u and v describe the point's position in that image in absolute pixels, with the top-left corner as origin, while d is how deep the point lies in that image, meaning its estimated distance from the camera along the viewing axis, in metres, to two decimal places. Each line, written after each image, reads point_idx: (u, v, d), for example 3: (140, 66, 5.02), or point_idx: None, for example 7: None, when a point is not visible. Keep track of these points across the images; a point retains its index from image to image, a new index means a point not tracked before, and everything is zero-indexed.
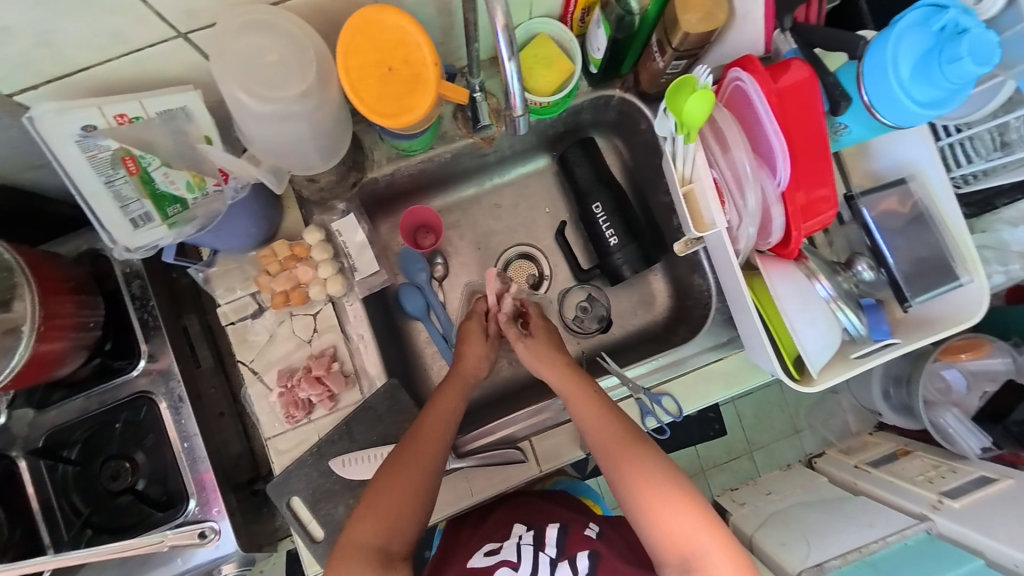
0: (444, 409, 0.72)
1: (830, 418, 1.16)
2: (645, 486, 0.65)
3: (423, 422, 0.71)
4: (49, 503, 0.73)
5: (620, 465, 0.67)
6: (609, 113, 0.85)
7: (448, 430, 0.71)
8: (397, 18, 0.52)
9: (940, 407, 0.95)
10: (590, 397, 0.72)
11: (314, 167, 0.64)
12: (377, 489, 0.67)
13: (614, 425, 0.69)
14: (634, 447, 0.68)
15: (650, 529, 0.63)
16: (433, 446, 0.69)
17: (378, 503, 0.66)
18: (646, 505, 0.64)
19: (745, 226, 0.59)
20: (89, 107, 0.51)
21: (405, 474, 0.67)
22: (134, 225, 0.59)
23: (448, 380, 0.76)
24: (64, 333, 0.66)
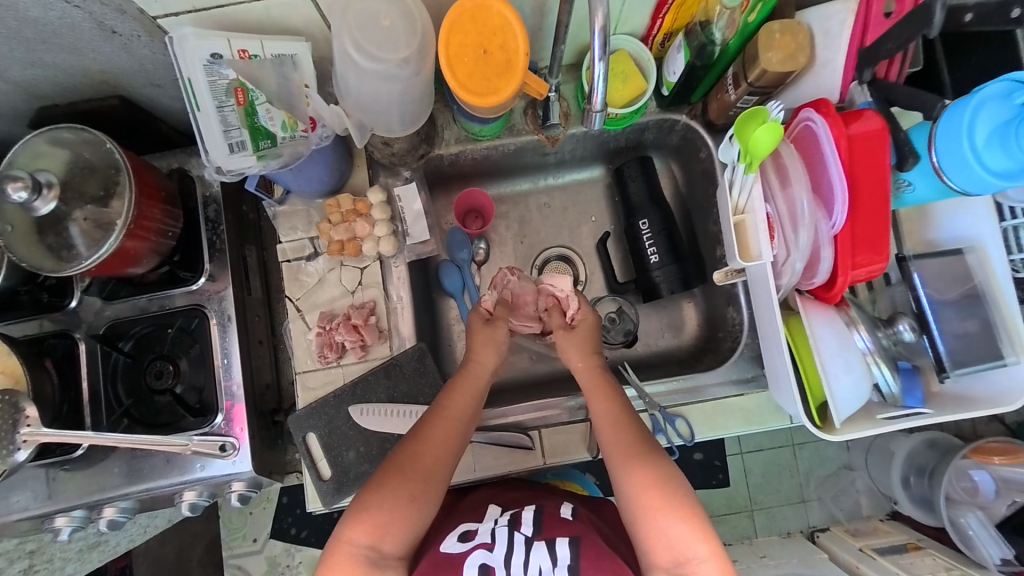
0: (457, 413, 0.72)
1: (841, 495, 1.12)
2: (646, 491, 0.65)
3: (433, 425, 0.70)
4: (97, 386, 0.80)
5: (623, 466, 0.67)
6: (672, 137, 0.88)
7: (460, 430, 0.71)
8: (501, 7, 0.56)
9: (963, 507, 0.91)
10: (608, 396, 0.73)
11: (394, 131, 0.69)
12: (380, 486, 0.66)
13: (624, 427, 0.70)
14: (641, 451, 0.68)
15: (647, 535, 0.63)
16: (445, 442, 0.70)
17: (379, 501, 0.65)
18: (645, 508, 0.64)
19: (792, 261, 0.60)
20: (221, 38, 0.59)
21: (411, 470, 0.67)
22: (230, 149, 0.65)
23: (459, 380, 0.75)
24: (148, 235, 0.74)
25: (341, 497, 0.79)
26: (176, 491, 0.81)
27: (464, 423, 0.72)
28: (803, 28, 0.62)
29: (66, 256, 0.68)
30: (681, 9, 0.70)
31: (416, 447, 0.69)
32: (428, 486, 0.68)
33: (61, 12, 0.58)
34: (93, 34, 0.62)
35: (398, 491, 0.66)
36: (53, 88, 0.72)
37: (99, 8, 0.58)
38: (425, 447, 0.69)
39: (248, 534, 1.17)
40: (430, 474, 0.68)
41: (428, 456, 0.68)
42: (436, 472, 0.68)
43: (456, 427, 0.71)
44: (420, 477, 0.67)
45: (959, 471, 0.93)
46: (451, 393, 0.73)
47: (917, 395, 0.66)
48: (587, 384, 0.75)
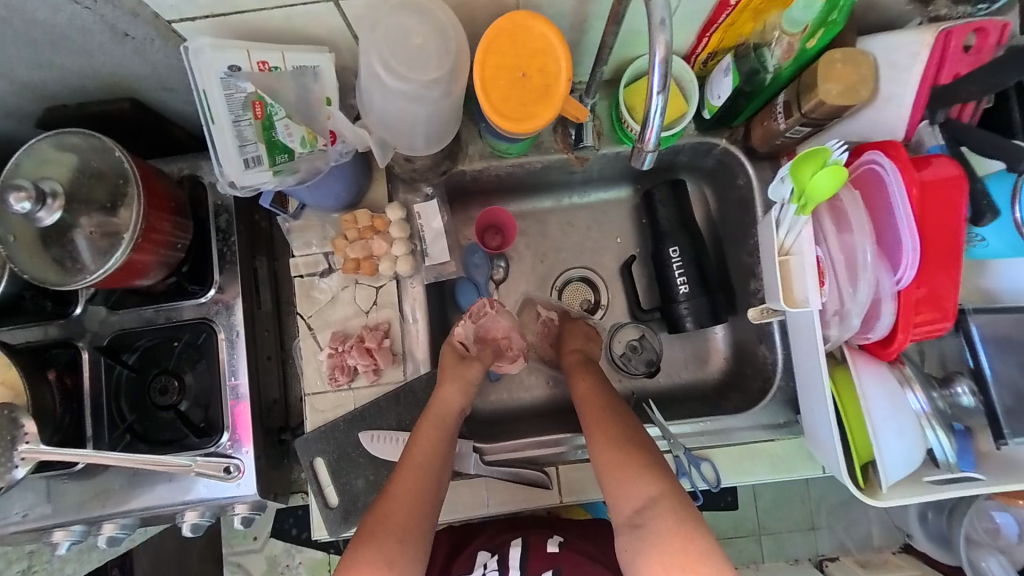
0: (424, 455, 0.69)
1: (854, 525, 1.07)
2: (651, 539, 0.60)
3: (401, 475, 0.67)
4: (100, 400, 0.77)
5: (625, 500, 0.63)
6: (708, 160, 0.83)
7: (429, 474, 0.68)
8: (544, 28, 0.52)
9: (984, 549, 0.82)
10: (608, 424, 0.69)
11: (417, 150, 0.64)
12: (356, 550, 0.63)
13: (626, 443, 0.67)
14: (635, 462, 0.64)
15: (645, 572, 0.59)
16: (416, 493, 0.67)
17: (358, 564, 0.61)
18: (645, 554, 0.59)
19: (847, 314, 0.55)
20: (240, 49, 0.55)
21: (385, 523, 0.64)
22: (245, 165, 0.61)
23: (425, 419, 0.72)
24: (156, 248, 0.71)
25: (349, 526, 0.76)
26: (178, 511, 0.78)
27: (434, 459, 0.69)
28: (868, 59, 0.57)
29: (70, 268, 0.65)
30: (731, 29, 0.64)
31: (388, 496, 0.66)
32: (407, 546, 0.64)
33: (70, 13, 0.54)
34: (104, 37, 0.58)
35: (377, 547, 0.62)
36: (62, 89, 0.69)
37: (110, 11, 0.54)
38: (396, 493, 0.66)
39: (250, 531, 1.14)
40: (406, 522, 0.65)
41: (401, 503, 0.66)
42: (412, 526, 0.65)
43: (422, 465, 0.68)
44: (395, 536, 0.64)
45: (980, 512, 0.85)
46: (417, 432, 0.70)
47: (970, 458, 0.61)
48: (590, 415, 0.71)
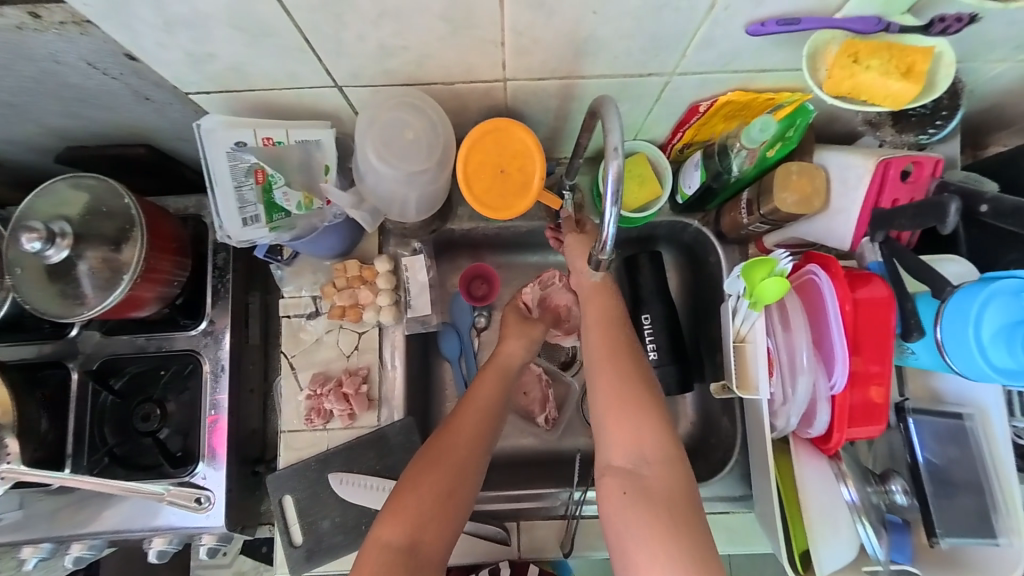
0: (488, 396, 0.74)
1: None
2: (610, 402, 0.64)
3: (463, 411, 0.72)
4: (84, 425, 0.80)
5: (598, 372, 0.66)
6: (685, 236, 0.88)
7: (489, 417, 0.72)
8: (524, 134, 0.57)
9: None
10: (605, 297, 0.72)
11: (408, 218, 0.68)
12: (413, 481, 0.64)
13: (617, 332, 0.69)
14: (620, 350, 0.67)
15: (609, 436, 0.63)
16: (477, 429, 0.70)
17: (415, 493, 0.63)
18: (608, 419, 0.63)
19: (787, 409, 0.59)
20: (249, 128, 0.61)
21: (444, 460, 0.66)
22: (244, 222, 0.67)
23: (489, 367, 0.79)
24: (155, 285, 0.75)
25: (312, 565, 0.78)
26: (146, 536, 0.80)
27: (492, 414, 0.72)
28: (821, 173, 0.63)
29: (72, 300, 0.69)
30: (703, 129, 0.71)
31: (448, 436, 0.68)
32: (465, 479, 0.66)
33: (99, 81, 0.61)
34: (127, 99, 0.65)
35: (433, 485, 0.64)
36: (83, 132, 0.75)
37: (136, 79, 0.61)
38: (456, 434, 0.69)
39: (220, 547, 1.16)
40: (462, 467, 0.66)
41: (460, 446, 0.68)
42: (471, 460, 0.67)
43: (480, 413, 0.72)
44: (455, 466, 0.66)
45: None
46: (476, 381, 0.75)
47: (907, 552, 0.64)
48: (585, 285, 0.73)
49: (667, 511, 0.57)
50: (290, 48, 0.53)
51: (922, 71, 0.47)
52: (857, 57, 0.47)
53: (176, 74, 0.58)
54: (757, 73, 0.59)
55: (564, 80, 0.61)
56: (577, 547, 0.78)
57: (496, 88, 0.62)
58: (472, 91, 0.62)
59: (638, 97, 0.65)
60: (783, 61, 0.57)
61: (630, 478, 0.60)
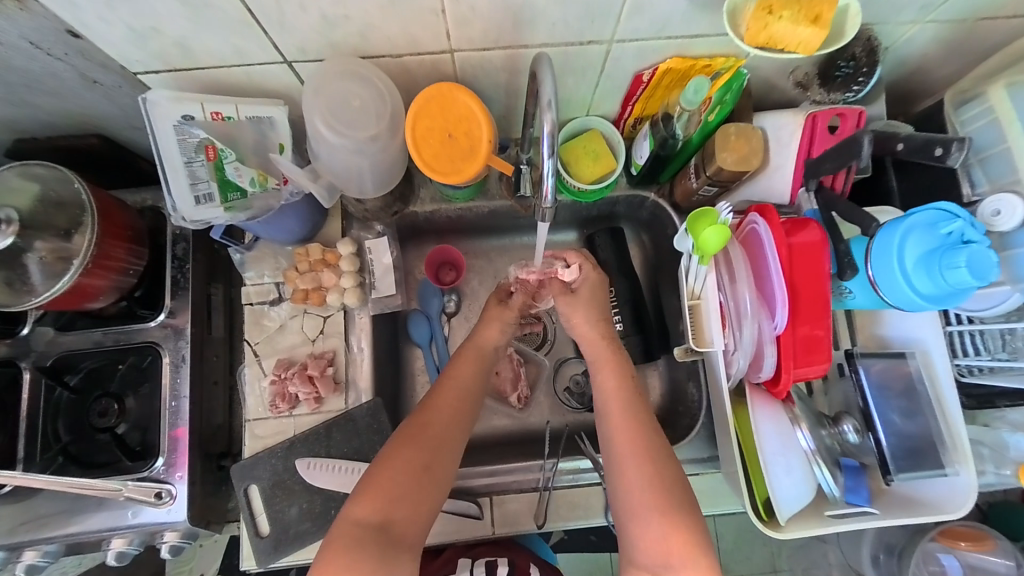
0: (462, 382, 0.71)
1: (813, 568, 1.05)
2: (640, 496, 0.62)
3: (438, 394, 0.70)
4: (37, 420, 0.77)
5: (624, 466, 0.64)
6: (643, 211, 0.91)
7: (466, 400, 0.70)
8: (467, 98, 0.59)
9: None
10: (620, 373, 0.71)
11: (365, 193, 0.70)
12: (388, 458, 0.63)
13: (638, 419, 0.67)
14: (648, 448, 0.64)
15: (638, 533, 0.61)
16: (453, 413, 0.68)
17: (391, 472, 0.62)
18: (634, 508, 0.62)
19: (737, 356, 0.61)
20: (196, 102, 0.62)
21: (420, 441, 0.65)
22: (196, 201, 0.67)
23: (465, 350, 0.75)
24: (108, 273, 0.74)
25: (278, 556, 0.73)
26: (105, 538, 0.75)
27: (472, 395, 0.71)
28: (757, 133, 0.66)
29: (19, 289, 0.68)
30: (650, 100, 0.74)
31: (424, 416, 0.67)
32: (442, 456, 0.65)
33: (44, 63, 0.62)
34: (74, 82, 0.66)
35: (408, 464, 0.63)
36: (32, 122, 0.74)
37: (82, 60, 0.62)
38: (433, 415, 0.67)
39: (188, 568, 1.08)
40: (442, 447, 0.65)
41: (438, 426, 0.66)
42: (448, 440, 0.66)
43: (461, 394, 0.70)
44: (432, 446, 0.65)
45: (927, 555, 0.82)
46: (455, 361, 0.72)
47: (864, 494, 0.64)
48: (602, 362, 0.72)
49: None
50: (233, 19, 0.54)
51: (828, 19, 0.50)
52: (770, 8, 0.50)
53: (121, 52, 0.59)
54: (690, 39, 0.63)
55: (507, 50, 0.63)
56: (551, 519, 0.76)
57: (443, 60, 0.64)
58: (420, 64, 0.64)
59: (582, 68, 0.68)
60: (711, 26, 0.60)
61: None
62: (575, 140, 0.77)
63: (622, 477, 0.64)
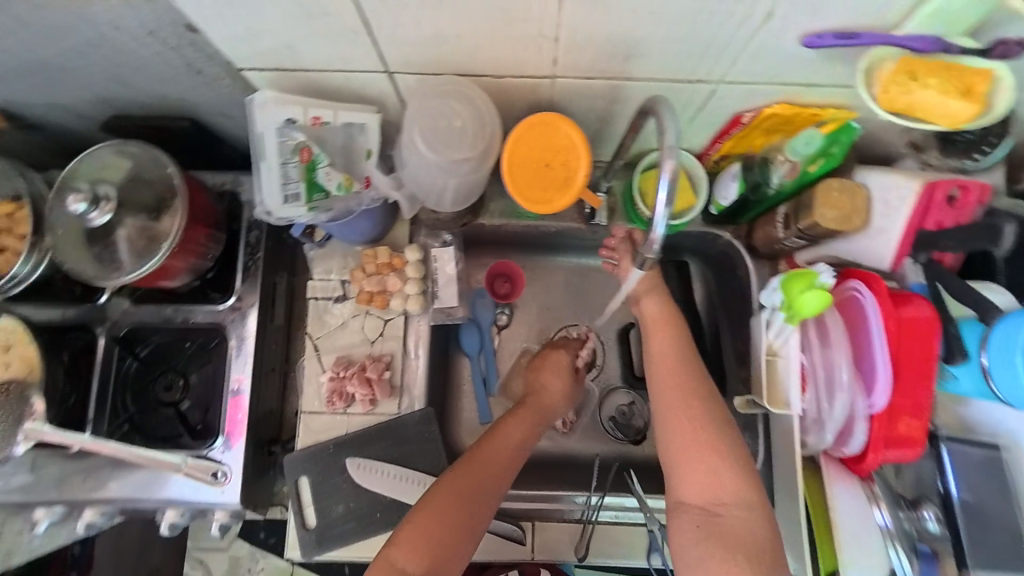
0: (516, 433, 0.73)
1: None
2: (686, 436, 0.62)
3: (491, 444, 0.70)
4: (107, 388, 0.80)
5: (674, 409, 0.64)
6: (712, 249, 0.88)
7: (514, 454, 0.71)
8: (570, 129, 0.57)
9: None
10: (671, 330, 0.72)
11: (442, 207, 0.70)
12: (432, 505, 0.62)
13: (684, 363, 0.68)
14: (695, 394, 0.65)
15: (682, 476, 0.61)
16: (502, 464, 0.69)
17: (433, 518, 0.61)
18: (682, 446, 0.62)
19: (822, 426, 0.60)
20: (299, 105, 0.62)
21: (467, 489, 0.64)
22: (284, 200, 0.67)
23: (521, 406, 0.78)
24: (189, 256, 0.76)
25: (321, 551, 0.73)
26: (158, 508, 0.78)
27: (519, 447, 0.72)
28: (862, 192, 0.64)
29: (109, 265, 0.71)
30: (744, 141, 0.71)
31: (475, 462, 0.67)
32: (484, 505, 0.64)
33: (156, 50, 0.63)
34: (180, 70, 0.67)
35: (452, 512, 0.62)
36: (130, 100, 0.76)
37: (191, 51, 0.63)
38: (484, 463, 0.67)
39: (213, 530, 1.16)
40: (485, 498, 0.65)
41: (486, 476, 0.66)
42: (493, 492, 0.66)
43: (511, 445, 0.71)
44: (477, 496, 0.64)
45: None
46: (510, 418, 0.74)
47: None
48: (653, 323, 0.74)
49: (744, 549, 0.56)
50: (348, 29, 0.54)
51: (980, 91, 0.49)
52: (915, 73, 0.49)
53: (232, 48, 0.59)
54: (804, 86, 0.60)
55: (611, 80, 0.61)
56: (591, 552, 0.76)
57: (543, 84, 0.63)
58: (519, 86, 0.63)
59: (682, 103, 0.66)
60: (830, 77, 0.58)
61: (706, 520, 0.58)
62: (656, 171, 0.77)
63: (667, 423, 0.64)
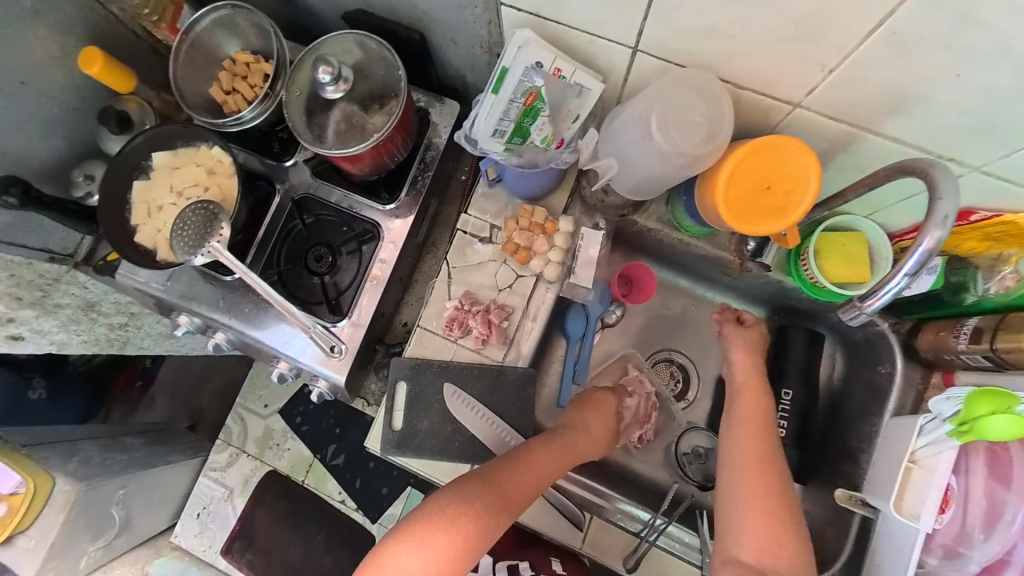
0: (539, 468, 0.73)
1: None
2: (754, 495, 0.68)
3: (511, 472, 0.71)
4: (270, 240, 0.88)
5: (745, 466, 0.70)
6: (858, 333, 0.84)
7: (530, 487, 0.71)
8: (810, 160, 0.56)
9: None
10: (760, 392, 0.77)
11: (623, 188, 0.77)
12: (438, 512, 0.66)
13: (766, 431, 0.73)
14: (770, 458, 0.70)
15: (738, 534, 0.66)
16: (516, 496, 0.70)
17: (435, 523, 0.65)
18: (749, 508, 0.67)
19: (976, 548, 0.68)
20: (552, 53, 0.64)
21: (472, 507, 0.67)
22: (493, 133, 0.70)
23: (553, 439, 0.78)
24: (382, 153, 0.83)
25: (398, 453, 0.80)
26: (274, 356, 0.88)
27: (538, 483, 0.72)
28: None
29: (319, 136, 0.80)
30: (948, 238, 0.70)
31: (488, 482, 0.69)
32: (486, 528, 0.66)
33: None
34: None
35: (455, 527, 0.65)
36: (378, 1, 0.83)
37: None
38: (496, 487, 0.69)
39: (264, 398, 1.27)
40: (489, 522, 0.67)
41: (496, 499, 0.68)
42: (497, 517, 0.68)
43: (530, 477, 0.72)
44: (481, 517, 0.67)
45: None
46: (536, 448, 0.74)
47: None
48: (743, 385, 0.79)
49: None
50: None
51: None
52: None
53: None
54: None
55: (856, 129, 0.61)
56: (640, 569, 0.76)
57: (779, 109, 0.63)
58: (753, 102, 0.64)
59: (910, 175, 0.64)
60: None
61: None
62: (842, 237, 0.76)
63: (724, 474, 0.72)
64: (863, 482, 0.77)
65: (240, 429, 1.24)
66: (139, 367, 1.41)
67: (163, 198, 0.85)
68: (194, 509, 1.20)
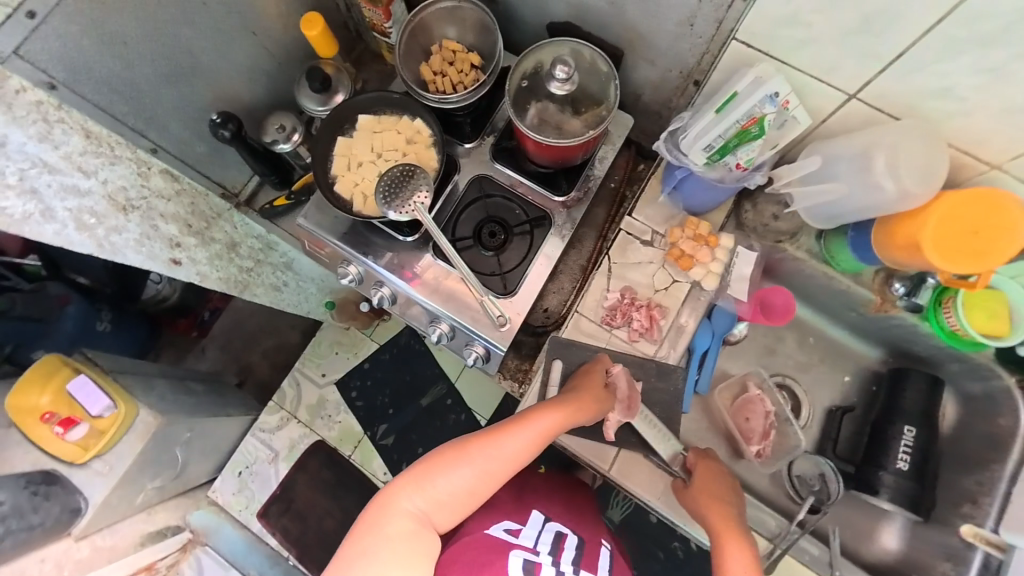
0: (540, 425, 0.71)
1: None
2: (719, 525, 0.73)
3: (513, 427, 0.70)
4: (450, 209, 0.95)
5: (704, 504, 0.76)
6: (979, 384, 0.91)
7: (533, 442, 0.71)
8: (1018, 217, 0.69)
9: None
10: (711, 470, 0.82)
11: (806, 211, 0.86)
12: (442, 458, 0.68)
13: (723, 484, 0.79)
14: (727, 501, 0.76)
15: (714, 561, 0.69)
16: (516, 451, 0.69)
17: (440, 466, 0.68)
18: (716, 532, 0.72)
19: None
20: (787, 86, 0.70)
21: (475, 456, 0.68)
22: (704, 148, 0.79)
23: (558, 399, 0.76)
24: (577, 153, 0.89)
25: None
26: (434, 320, 0.95)
27: (539, 438, 0.71)
28: None
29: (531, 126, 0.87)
30: None
31: (492, 435, 0.69)
32: (485, 477, 0.68)
33: None
34: None
35: (459, 474, 0.67)
36: None
37: None
38: (500, 438, 0.69)
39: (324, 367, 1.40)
40: (489, 474, 0.68)
41: (497, 451, 0.68)
42: (497, 468, 0.68)
43: (531, 432, 0.70)
44: (483, 467, 0.68)
45: None
46: (542, 407, 0.73)
47: None
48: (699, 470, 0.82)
49: None
50: (878, 54, 0.63)
51: None
52: None
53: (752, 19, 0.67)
54: None
55: None
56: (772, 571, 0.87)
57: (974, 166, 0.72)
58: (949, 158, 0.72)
59: None
60: None
61: None
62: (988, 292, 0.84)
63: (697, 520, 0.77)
64: (992, 520, 0.84)
65: (294, 394, 1.38)
66: (198, 316, 1.62)
67: (364, 155, 0.91)
68: (235, 467, 1.33)
